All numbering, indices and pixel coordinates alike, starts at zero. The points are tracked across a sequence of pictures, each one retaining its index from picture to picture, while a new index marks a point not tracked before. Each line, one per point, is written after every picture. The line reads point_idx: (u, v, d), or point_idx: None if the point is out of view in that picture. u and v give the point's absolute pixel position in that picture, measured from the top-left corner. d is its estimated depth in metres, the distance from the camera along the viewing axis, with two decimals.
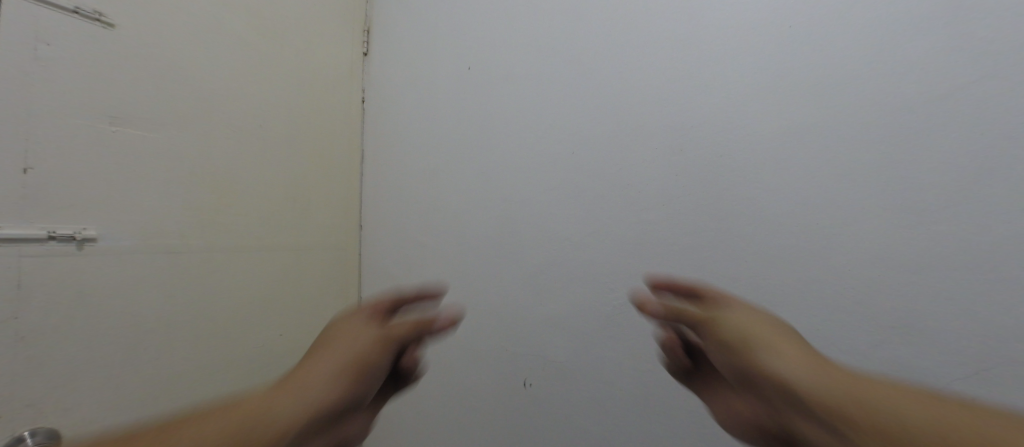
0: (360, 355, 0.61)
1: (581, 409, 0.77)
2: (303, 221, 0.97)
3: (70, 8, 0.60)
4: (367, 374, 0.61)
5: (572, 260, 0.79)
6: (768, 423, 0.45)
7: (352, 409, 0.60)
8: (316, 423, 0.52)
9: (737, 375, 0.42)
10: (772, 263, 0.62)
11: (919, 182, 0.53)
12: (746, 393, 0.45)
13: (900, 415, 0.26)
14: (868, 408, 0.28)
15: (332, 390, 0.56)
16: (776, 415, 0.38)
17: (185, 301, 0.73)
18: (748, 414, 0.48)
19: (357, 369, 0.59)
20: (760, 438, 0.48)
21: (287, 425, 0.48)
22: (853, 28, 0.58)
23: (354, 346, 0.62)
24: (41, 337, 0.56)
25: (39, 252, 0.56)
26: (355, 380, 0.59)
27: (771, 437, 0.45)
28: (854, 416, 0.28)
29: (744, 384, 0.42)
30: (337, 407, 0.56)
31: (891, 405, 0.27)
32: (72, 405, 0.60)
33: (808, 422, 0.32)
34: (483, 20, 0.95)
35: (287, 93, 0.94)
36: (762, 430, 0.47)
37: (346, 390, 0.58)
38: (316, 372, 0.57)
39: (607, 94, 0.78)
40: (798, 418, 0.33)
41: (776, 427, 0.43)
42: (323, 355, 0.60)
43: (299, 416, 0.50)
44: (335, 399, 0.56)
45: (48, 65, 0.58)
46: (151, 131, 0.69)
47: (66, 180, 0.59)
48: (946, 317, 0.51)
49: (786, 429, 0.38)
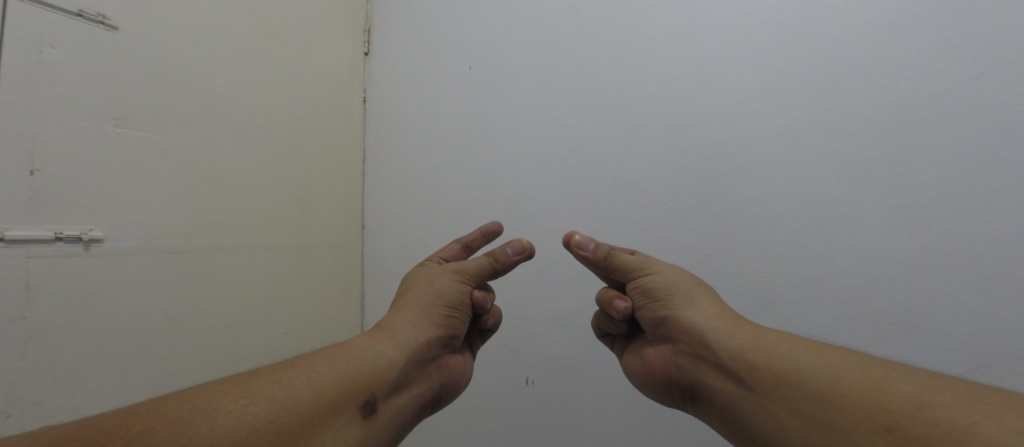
0: (440, 293, 0.59)
1: (583, 407, 0.77)
2: (306, 221, 0.98)
3: (74, 12, 0.61)
4: (456, 310, 0.59)
5: (574, 258, 0.79)
6: (671, 371, 0.53)
7: (452, 342, 0.60)
8: (417, 360, 0.54)
9: (677, 325, 0.52)
10: (773, 261, 0.62)
11: (919, 178, 0.53)
12: (666, 342, 0.54)
13: (826, 377, 0.39)
14: (807, 375, 0.40)
15: (426, 329, 0.56)
16: (710, 364, 0.48)
17: (191, 300, 0.74)
18: (654, 365, 0.55)
19: (442, 308, 0.58)
20: (654, 388, 0.56)
21: (385, 367, 0.50)
22: (854, 24, 0.57)
23: (430, 287, 0.59)
24: (49, 337, 0.57)
25: (46, 252, 0.57)
26: (444, 316, 0.58)
27: (669, 387, 0.54)
28: (791, 379, 0.41)
29: (676, 332, 0.52)
30: (436, 342, 0.57)
31: (819, 370, 0.40)
32: (80, 404, 0.60)
33: (754, 371, 0.43)
34: (484, 19, 0.96)
35: (288, 94, 0.95)
36: (660, 380, 0.54)
37: (440, 326, 0.58)
38: (405, 316, 0.57)
39: (608, 92, 0.78)
40: (743, 370, 0.44)
41: (681, 374, 0.51)
42: (408, 302, 0.59)
43: (396, 359, 0.51)
44: (430, 336, 0.56)
45: (53, 68, 0.59)
46: (156, 133, 0.69)
47: (72, 181, 0.60)
48: (948, 314, 0.51)
49: (705, 376, 0.48)
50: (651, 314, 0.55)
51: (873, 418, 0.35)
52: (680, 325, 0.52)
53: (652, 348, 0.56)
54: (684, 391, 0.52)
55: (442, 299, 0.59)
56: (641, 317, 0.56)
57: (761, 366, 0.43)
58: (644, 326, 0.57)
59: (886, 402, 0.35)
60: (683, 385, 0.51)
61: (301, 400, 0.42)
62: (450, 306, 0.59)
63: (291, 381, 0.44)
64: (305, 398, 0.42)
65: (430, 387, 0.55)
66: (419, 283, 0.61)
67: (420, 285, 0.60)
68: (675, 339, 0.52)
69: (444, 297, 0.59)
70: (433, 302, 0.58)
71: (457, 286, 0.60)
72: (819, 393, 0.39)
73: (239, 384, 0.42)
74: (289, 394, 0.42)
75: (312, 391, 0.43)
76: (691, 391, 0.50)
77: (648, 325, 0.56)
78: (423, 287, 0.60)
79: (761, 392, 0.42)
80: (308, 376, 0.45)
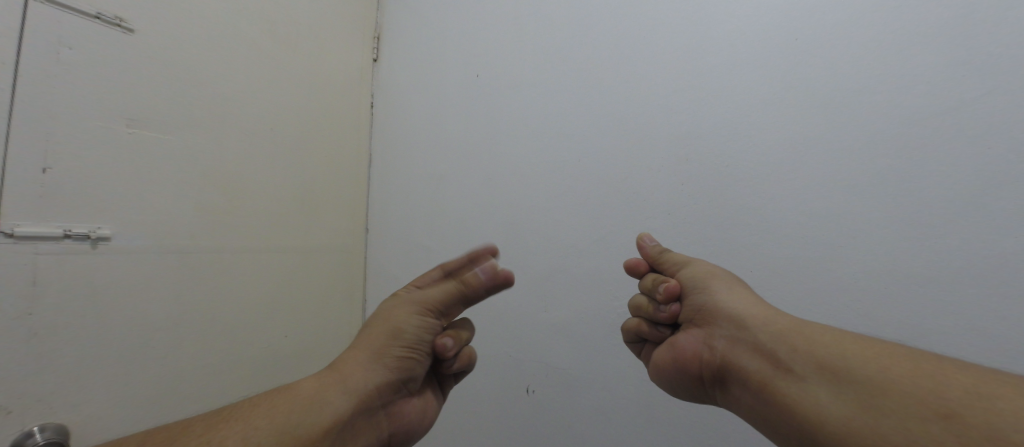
0: (397, 333, 0.54)
1: (584, 417, 0.76)
2: (312, 223, 0.99)
3: (92, 14, 0.62)
4: (413, 351, 0.55)
5: (577, 267, 0.79)
6: (703, 355, 0.50)
7: (408, 386, 0.57)
8: (365, 408, 0.52)
9: (716, 311, 0.50)
10: (776, 274, 0.62)
11: (926, 194, 0.53)
12: (702, 328, 0.52)
13: (875, 366, 0.37)
14: (851, 361, 0.39)
15: (377, 374, 0.53)
16: (747, 346, 0.46)
17: (195, 300, 0.74)
18: (684, 350, 0.52)
19: (397, 348, 0.54)
20: (678, 378, 0.54)
21: (329, 418, 0.49)
22: (860, 40, 0.58)
23: (388, 321, 0.56)
24: (52, 334, 0.57)
25: (55, 249, 0.58)
26: (399, 358, 0.55)
27: (697, 372, 0.51)
28: (836, 363, 0.39)
29: (716, 319, 0.50)
30: (388, 387, 0.54)
31: (863, 356, 0.39)
32: (80, 401, 0.59)
33: (795, 354, 0.42)
34: (492, 27, 0.97)
35: (297, 97, 0.96)
36: (689, 365, 0.52)
37: (393, 369, 0.54)
38: (359, 356, 0.54)
39: (613, 103, 0.78)
40: (783, 351, 0.43)
41: (713, 356, 0.49)
42: (365, 337, 0.56)
43: (343, 408, 0.50)
44: (382, 381, 0.53)
45: (69, 68, 0.60)
46: (166, 134, 0.70)
47: (84, 179, 0.60)
48: (953, 330, 0.50)
49: (740, 358, 0.46)
50: (688, 301, 0.54)
51: (926, 403, 0.33)
52: (721, 312, 0.50)
53: (686, 333, 0.54)
54: (711, 374, 0.49)
55: (398, 339, 0.54)
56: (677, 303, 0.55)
57: (802, 348, 0.42)
58: (681, 316, 0.55)
59: (941, 389, 0.33)
60: (713, 368, 0.49)
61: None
62: (405, 346, 0.55)
63: (224, 438, 0.43)
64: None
65: (378, 437, 0.54)
66: (380, 316, 0.57)
67: (379, 320, 0.57)
68: (714, 324, 0.50)
69: (400, 338, 0.55)
70: (388, 343, 0.54)
71: (419, 322, 0.55)
72: (866, 379, 0.37)
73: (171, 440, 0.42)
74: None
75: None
76: (721, 374, 0.48)
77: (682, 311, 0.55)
78: (380, 322, 0.56)
79: (803, 375, 0.40)
80: (246, 433, 0.44)
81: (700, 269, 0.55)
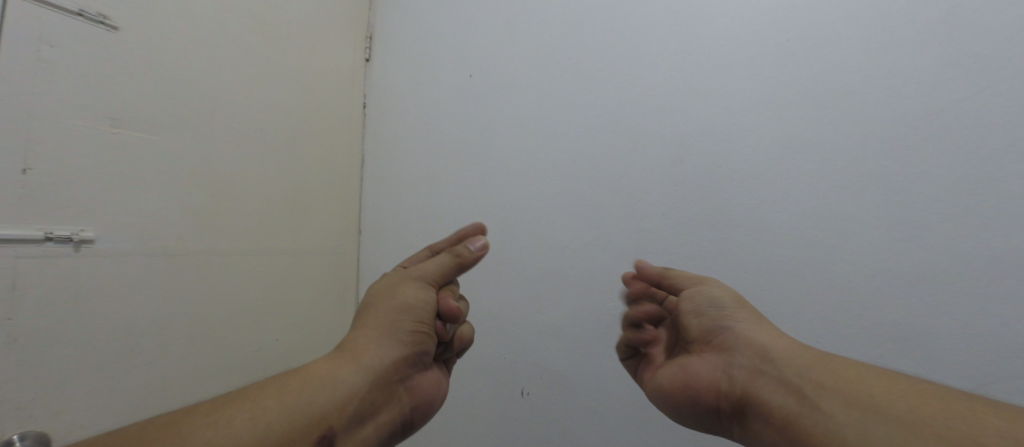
0: (405, 308, 0.54)
1: (579, 419, 0.76)
2: (302, 224, 0.98)
3: (74, 11, 0.60)
4: (424, 324, 0.54)
5: (571, 268, 0.79)
6: (721, 385, 0.48)
7: (422, 359, 0.55)
8: (381, 384, 0.50)
9: (738, 338, 0.49)
10: (769, 274, 0.63)
11: (916, 195, 0.53)
12: (720, 353, 0.50)
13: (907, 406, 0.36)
14: (879, 400, 0.37)
15: (391, 350, 0.52)
16: (771, 379, 0.44)
17: (182, 304, 0.73)
18: (698, 377, 0.50)
19: (409, 323, 0.53)
20: (687, 405, 0.51)
21: (343, 396, 0.47)
22: (850, 43, 0.59)
23: (393, 301, 0.54)
24: (33, 340, 0.55)
25: (36, 253, 0.56)
26: (411, 332, 0.54)
27: (713, 403, 0.49)
28: (865, 401, 0.38)
29: (736, 345, 0.49)
30: (404, 362, 0.53)
31: (891, 396, 0.37)
32: (62, 409, 0.57)
33: (823, 391, 0.40)
34: (487, 26, 0.96)
35: (287, 97, 0.95)
36: (704, 393, 0.49)
37: (408, 344, 0.53)
38: (368, 335, 0.53)
39: (608, 103, 0.78)
40: (809, 386, 0.41)
41: (732, 387, 0.47)
42: (371, 319, 0.54)
43: (357, 385, 0.49)
44: (398, 356, 0.52)
45: (50, 66, 0.58)
46: (152, 134, 0.69)
47: (64, 180, 0.59)
48: (943, 329, 0.51)
49: (761, 390, 0.44)
50: (706, 323, 0.52)
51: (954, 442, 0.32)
52: (743, 339, 0.49)
53: (699, 358, 0.52)
54: (730, 406, 0.47)
55: (409, 315, 0.54)
56: (690, 327, 0.54)
57: (829, 386, 0.40)
58: (692, 336, 0.54)
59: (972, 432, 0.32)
60: (731, 398, 0.47)
61: (240, 440, 0.40)
62: (417, 320, 0.54)
63: (229, 422, 0.41)
64: (245, 438, 0.40)
65: (399, 414, 0.52)
66: (383, 296, 0.56)
67: (384, 300, 0.55)
68: (733, 351, 0.49)
69: (410, 312, 0.54)
70: (398, 318, 0.53)
71: (424, 296, 0.55)
72: (897, 418, 0.35)
73: (169, 426, 0.40)
74: (227, 436, 0.40)
75: (256, 430, 0.41)
76: (738, 406, 0.46)
77: (693, 333, 0.54)
78: (385, 302, 0.55)
79: (830, 412, 0.38)
80: (253, 414, 0.43)
81: (717, 292, 0.54)
